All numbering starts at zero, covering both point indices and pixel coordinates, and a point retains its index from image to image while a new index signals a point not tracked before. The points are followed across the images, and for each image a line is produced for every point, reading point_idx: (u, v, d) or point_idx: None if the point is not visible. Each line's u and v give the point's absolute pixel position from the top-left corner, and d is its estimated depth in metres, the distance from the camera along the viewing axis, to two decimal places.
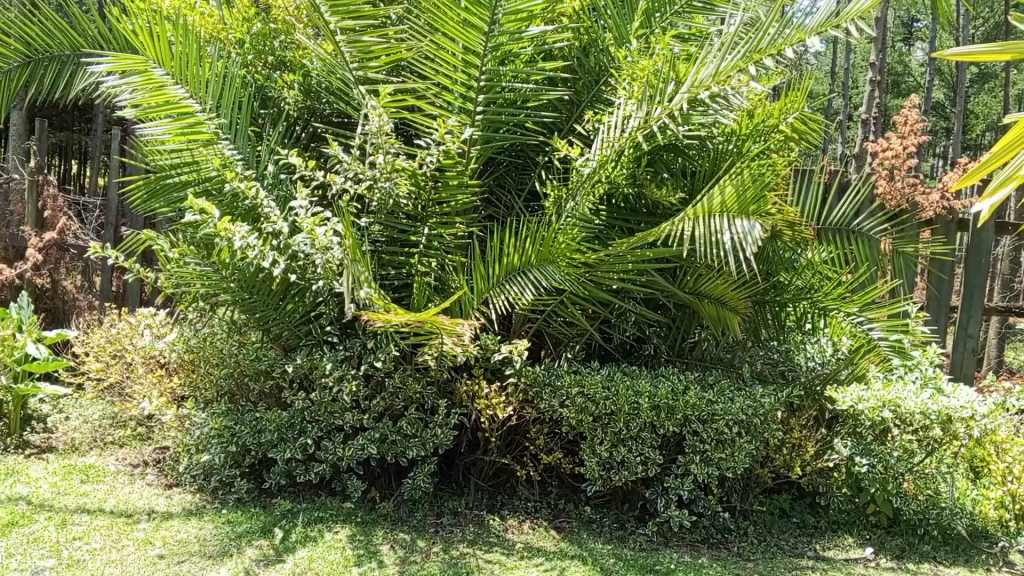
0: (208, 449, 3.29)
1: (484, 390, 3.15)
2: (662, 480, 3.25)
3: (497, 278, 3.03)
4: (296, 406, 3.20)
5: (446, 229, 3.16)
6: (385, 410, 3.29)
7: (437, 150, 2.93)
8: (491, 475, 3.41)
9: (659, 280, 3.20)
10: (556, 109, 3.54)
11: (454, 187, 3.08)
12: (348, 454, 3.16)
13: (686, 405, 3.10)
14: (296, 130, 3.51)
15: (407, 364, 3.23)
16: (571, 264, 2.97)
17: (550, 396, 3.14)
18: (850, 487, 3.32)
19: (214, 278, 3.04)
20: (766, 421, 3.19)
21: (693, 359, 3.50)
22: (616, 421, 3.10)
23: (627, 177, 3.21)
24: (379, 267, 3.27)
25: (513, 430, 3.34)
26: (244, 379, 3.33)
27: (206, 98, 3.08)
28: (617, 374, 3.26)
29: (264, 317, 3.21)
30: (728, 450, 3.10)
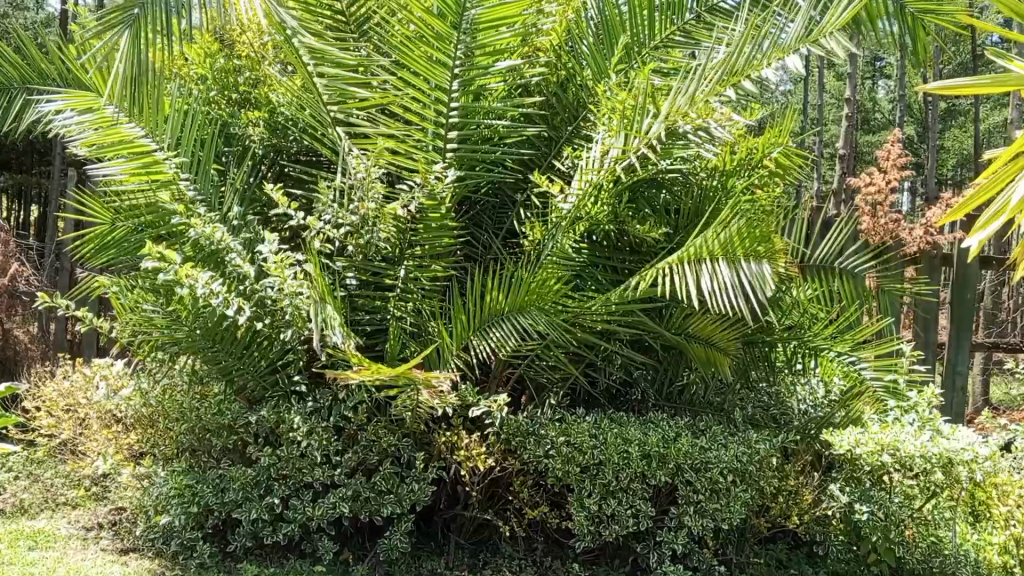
0: (167, 510, 3.06)
1: (464, 442, 2.97)
2: (654, 533, 3.08)
3: (477, 323, 2.86)
4: (262, 463, 3.00)
5: (423, 271, 3.00)
6: (359, 465, 3.09)
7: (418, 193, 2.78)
8: (472, 531, 3.21)
9: (646, 321, 3.06)
10: (533, 145, 3.40)
11: (432, 228, 2.92)
12: (319, 513, 2.96)
13: (678, 453, 2.95)
14: (261, 169, 3.34)
15: (381, 415, 3.04)
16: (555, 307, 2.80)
17: (534, 446, 2.96)
18: (849, 535, 3.17)
19: (171, 327, 2.81)
20: (762, 468, 3.03)
21: (683, 404, 3.34)
22: (605, 472, 2.93)
23: (610, 214, 3.06)
24: (350, 312, 3.08)
25: (494, 483, 3.15)
26: (206, 434, 3.12)
27: (164, 136, 2.90)
28: (604, 421, 3.09)
29: (227, 368, 3.01)
30: (723, 501, 2.94)
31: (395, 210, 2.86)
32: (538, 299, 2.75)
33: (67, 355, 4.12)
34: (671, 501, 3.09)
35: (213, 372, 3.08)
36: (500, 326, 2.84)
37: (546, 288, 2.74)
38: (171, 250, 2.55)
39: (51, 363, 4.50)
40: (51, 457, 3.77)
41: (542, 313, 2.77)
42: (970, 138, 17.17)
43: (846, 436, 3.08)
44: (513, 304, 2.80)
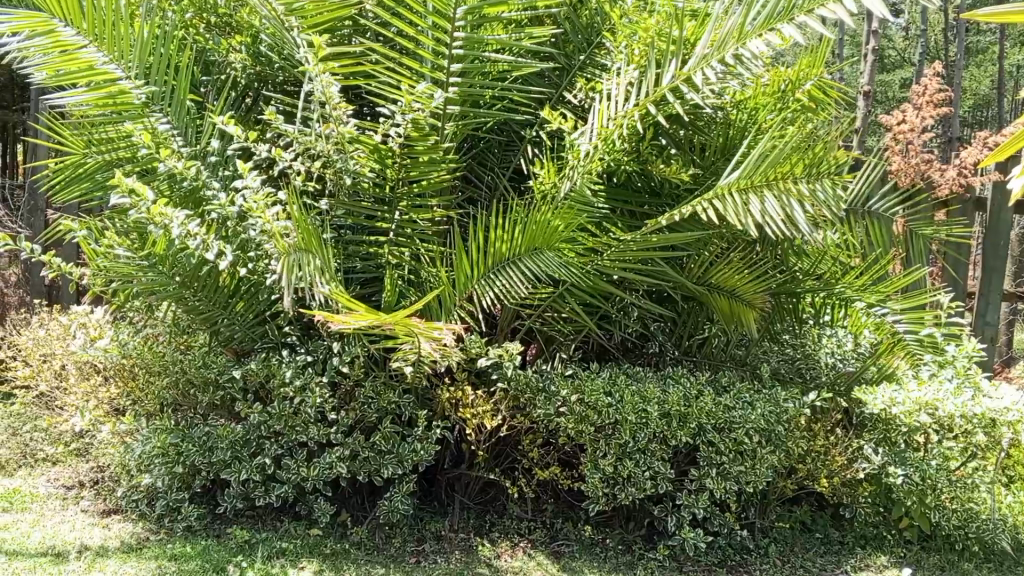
0: (150, 470, 2.86)
1: (469, 399, 2.75)
2: (672, 495, 2.88)
3: (482, 271, 2.61)
4: (251, 421, 2.78)
5: (421, 213, 2.74)
6: (356, 423, 2.87)
7: (403, 121, 2.46)
8: (478, 491, 3.02)
9: (669, 271, 2.78)
10: (542, 76, 3.09)
11: (425, 164, 2.62)
12: (313, 474, 2.75)
13: (700, 412, 2.72)
14: (247, 102, 3.05)
15: (380, 370, 2.82)
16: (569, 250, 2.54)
17: (544, 403, 2.73)
18: (879, 498, 2.97)
19: (148, 273, 2.59)
20: (790, 428, 2.82)
21: (702, 359, 3.10)
22: (622, 432, 2.70)
23: (629, 152, 2.76)
24: (344, 260, 2.84)
25: (503, 442, 2.95)
26: (190, 390, 2.90)
27: (131, 62, 2.60)
28: (620, 376, 2.89)
29: (212, 318, 2.78)
30: (748, 463, 2.74)
31: (391, 149, 2.58)
32: (552, 245, 2.50)
33: (43, 301, 3.85)
34: (691, 462, 2.89)
35: (195, 323, 2.84)
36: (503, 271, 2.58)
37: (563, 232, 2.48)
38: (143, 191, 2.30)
39: (29, 310, 4.22)
40: (28, 411, 3.55)
41: (554, 258, 2.52)
42: (985, 77, 16.69)
43: (881, 394, 2.86)
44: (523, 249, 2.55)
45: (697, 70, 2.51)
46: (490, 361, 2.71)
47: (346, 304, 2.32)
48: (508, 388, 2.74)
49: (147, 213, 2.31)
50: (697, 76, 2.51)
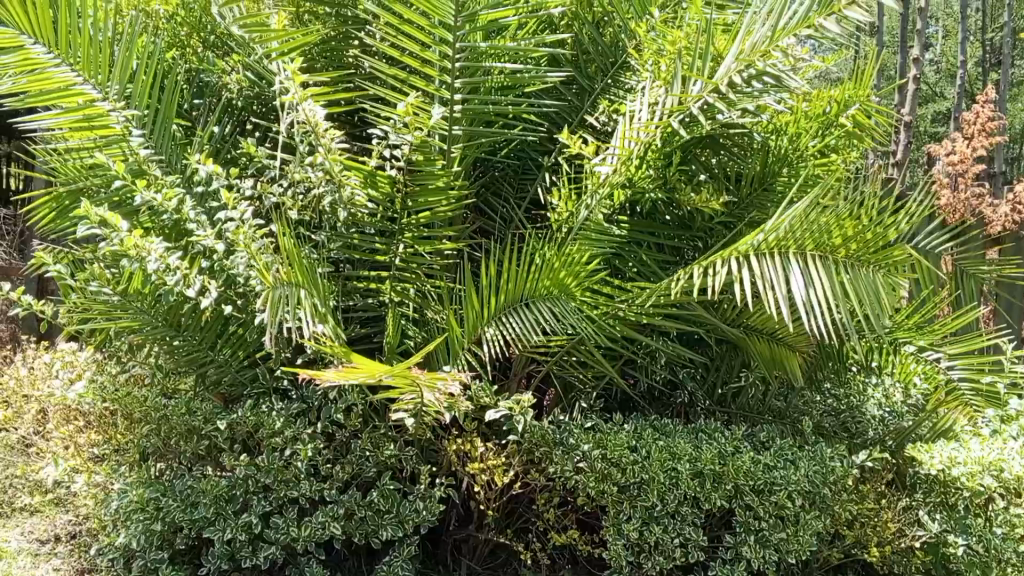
0: (126, 526, 2.59)
1: (478, 453, 2.48)
2: (704, 563, 2.58)
3: (492, 313, 2.36)
4: (237, 474, 2.52)
5: (426, 246, 2.49)
6: (353, 477, 2.61)
7: (398, 142, 2.22)
8: (487, 553, 2.73)
9: (703, 315, 2.52)
10: (560, 98, 2.83)
11: (431, 189, 2.37)
12: (304, 534, 2.48)
13: (737, 472, 2.44)
14: (244, 127, 2.83)
15: (380, 421, 2.56)
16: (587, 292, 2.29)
17: (561, 459, 2.45)
18: (936, 568, 2.66)
19: (125, 312, 2.36)
20: (837, 490, 2.52)
21: (737, 410, 2.80)
22: (648, 493, 2.42)
23: (656, 181, 2.51)
24: (343, 298, 2.60)
25: (516, 500, 2.67)
26: (173, 439, 2.65)
27: (110, 83, 2.39)
28: (647, 429, 2.61)
29: (196, 360, 2.54)
30: (791, 529, 2.45)
31: (390, 174, 2.34)
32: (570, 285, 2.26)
33: (31, 338, 3.65)
34: (725, 526, 2.59)
35: (179, 365, 2.60)
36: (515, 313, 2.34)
37: (582, 273, 2.24)
38: (113, 220, 2.10)
39: (17, 345, 4.02)
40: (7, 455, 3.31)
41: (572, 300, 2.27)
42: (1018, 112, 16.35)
43: (938, 452, 2.56)
44: (538, 290, 2.31)
45: (727, 81, 2.24)
46: (501, 413, 2.44)
47: (340, 353, 2.07)
48: (522, 441, 2.47)
49: (117, 244, 2.11)
50: (726, 88, 2.24)
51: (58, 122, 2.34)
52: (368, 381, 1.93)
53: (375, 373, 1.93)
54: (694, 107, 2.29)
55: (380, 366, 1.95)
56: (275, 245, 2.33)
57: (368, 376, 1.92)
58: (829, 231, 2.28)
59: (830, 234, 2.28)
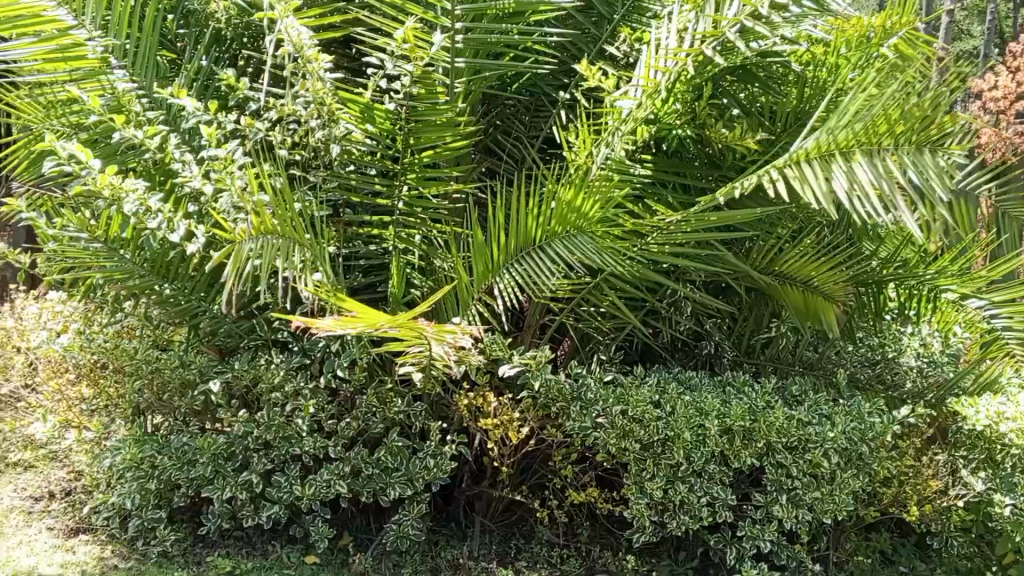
0: (120, 486, 2.45)
1: (491, 409, 2.32)
2: (732, 524, 2.43)
3: (504, 258, 2.18)
4: (235, 431, 2.37)
5: (433, 187, 2.30)
6: (359, 434, 2.46)
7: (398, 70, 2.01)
8: (501, 512, 2.59)
9: (733, 260, 2.32)
10: (578, 26, 2.60)
11: (438, 124, 2.18)
12: (308, 494, 2.33)
13: (768, 429, 2.28)
14: (236, 59, 2.62)
15: (385, 375, 2.40)
16: (607, 234, 2.10)
17: (579, 415, 2.29)
18: (977, 527, 2.51)
19: (107, 258, 2.20)
20: (875, 448, 2.36)
21: (765, 362, 2.63)
22: (673, 451, 2.26)
23: (683, 117, 2.30)
24: (345, 244, 2.43)
25: (532, 457, 2.52)
26: (167, 394, 2.49)
27: (84, 9, 2.18)
28: (670, 381, 2.44)
29: (188, 310, 2.39)
30: (825, 489, 2.29)
31: (393, 110, 2.15)
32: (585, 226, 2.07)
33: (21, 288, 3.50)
34: (754, 484, 2.43)
35: (171, 318, 2.44)
36: (527, 259, 2.16)
37: (598, 211, 2.05)
38: (84, 158, 1.95)
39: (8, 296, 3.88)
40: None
41: (586, 243, 2.09)
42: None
43: (984, 407, 2.39)
44: (552, 231, 2.13)
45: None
46: (516, 367, 2.29)
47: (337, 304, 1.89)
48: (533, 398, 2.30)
49: (91, 184, 1.97)
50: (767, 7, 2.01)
51: (32, 53, 2.13)
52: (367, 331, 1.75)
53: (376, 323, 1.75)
54: (727, 30, 2.07)
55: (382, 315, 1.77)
56: (267, 186, 2.16)
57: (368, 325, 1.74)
58: (872, 121, 1.94)
59: (874, 122, 1.92)
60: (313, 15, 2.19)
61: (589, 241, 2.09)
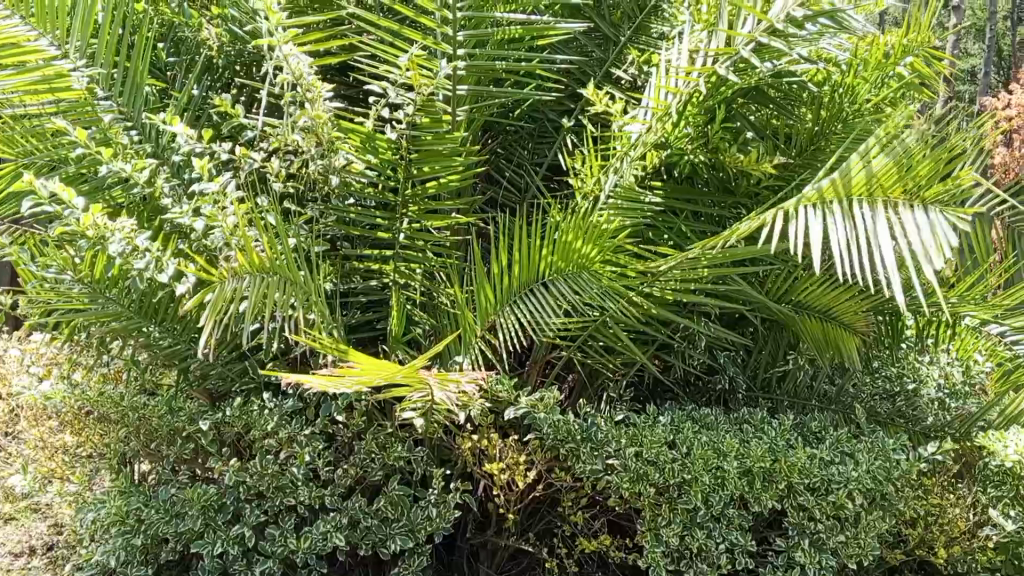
0: (104, 542, 2.31)
1: (497, 453, 2.21)
2: (752, 570, 2.30)
3: (510, 295, 2.08)
4: (227, 481, 2.24)
5: (434, 220, 2.20)
6: (357, 482, 2.33)
7: (398, 98, 1.92)
8: (507, 561, 2.45)
9: (748, 291, 2.22)
10: (581, 51, 2.52)
11: (439, 155, 2.08)
12: (304, 547, 2.20)
13: (790, 469, 2.16)
14: (226, 92, 2.53)
15: (384, 419, 2.28)
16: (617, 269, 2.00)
17: (590, 458, 2.18)
18: (1007, 568, 2.38)
19: (92, 301, 2.07)
20: (901, 486, 2.25)
21: (781, 396, 2.51)
22: (690, 494, 2.14)
23: (694, 142, 2.17)
24: (343, 281, 2.32)
25: (539, 503, 2.40)
26: (154, 442, 2.36)
27: (69, 38, 2.08)
28: (684, 420, 2.33)
29: (177, 352, 2.27)
30: (851, 532, 2.17)
31: (393, 141, 2.05)
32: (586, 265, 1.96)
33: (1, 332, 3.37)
34: (774, 527, 2.31)
35: (159, 361, 2.32)
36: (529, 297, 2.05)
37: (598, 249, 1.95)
38: (67, 197, 1.84)
39: None
40: None
41: (596, 278, 1.98)
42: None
43: (1013, 441, 2.28)
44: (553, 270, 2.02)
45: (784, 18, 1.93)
46: (522, 410, 2.17)
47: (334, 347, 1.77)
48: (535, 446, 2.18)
49: (74, 224, 1.85)
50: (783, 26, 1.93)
51: (12, 84, 2.00)
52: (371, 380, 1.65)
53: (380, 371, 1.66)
54: (742, 50, 1.98)
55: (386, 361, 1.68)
56: (259, 222, 2.05)
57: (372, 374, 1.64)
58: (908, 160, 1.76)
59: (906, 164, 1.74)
60: (309, 42, 2.09)
61: (598, 276, 1.99)
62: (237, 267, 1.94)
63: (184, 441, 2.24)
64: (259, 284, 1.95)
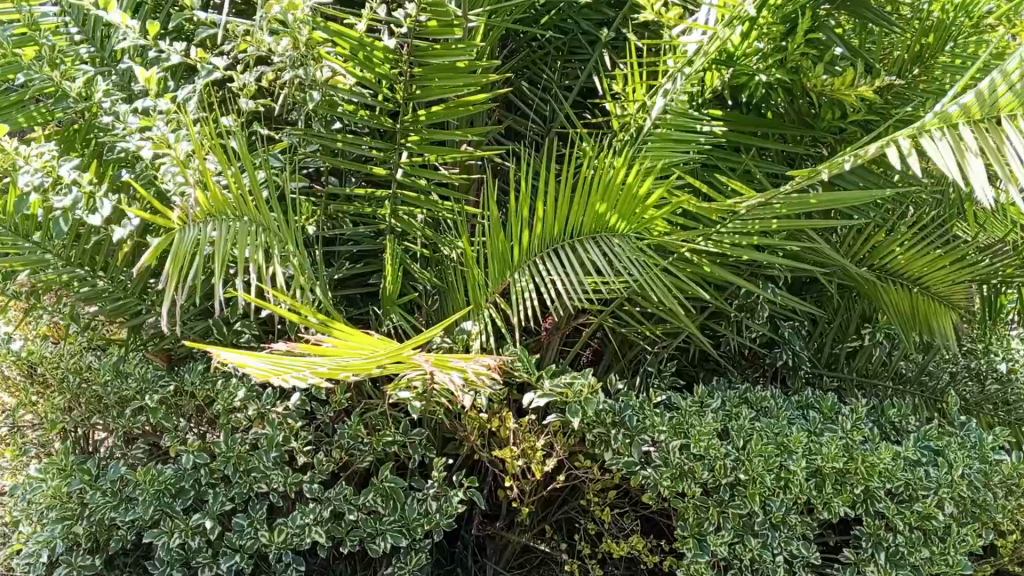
0: (40, 528, 1.93)
1: (511, 437, 1.83)
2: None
3: (529, 252, 1.65)
4: (185, 462, 1.86)
5: (440, 154, 1.76)
6: (341, 465, 1.94)
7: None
8: (518, 558, 2.08)
9: (827, 252, 1.77)
10: None
11: (445, 72, 1.62)
12: (279, 542, 1.81)
13: (869, 471, 1.77)
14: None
15: (374, 393, 1.89)
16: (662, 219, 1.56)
17: (625, 449, 1.79)
18: None
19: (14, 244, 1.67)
20: (998, 492, 1.86)
21: (850, 375, 2.10)
22: (746, 498, 1.75)
23: (766, 60, 1.67)
24: (328, 226, 1.90)
25: (560, 493, 2.02)
26: (101, 411, 1.97)
27: None
28: (737, 405, 1.94)
29: (125, 308, 1.88)
30: (939, 547, 1.79)
31: (393, 50, 1.60)
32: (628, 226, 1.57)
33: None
34: (840, 533, 1.92)
35: (105, 318, 1.93)
36: (553, 260, 1.65)
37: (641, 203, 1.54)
38: None
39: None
40: None
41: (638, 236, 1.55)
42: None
43: None
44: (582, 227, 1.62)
45: None
46: (545, 397, 1.75)
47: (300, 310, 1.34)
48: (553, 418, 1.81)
49: None
50: None
51: None
52: (332, 375, 1.23)
53: (345, 364, 1.24)
54: None
55: (357, 343, 1.26)
56: (218, 151, 1.63)
57: (332, 366, 1.23)
58: None
59: None
60: None
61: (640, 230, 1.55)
62: (194, 213, 1.53)
63: (132, 414, 1.85)
64: (219, 233, 1.53)
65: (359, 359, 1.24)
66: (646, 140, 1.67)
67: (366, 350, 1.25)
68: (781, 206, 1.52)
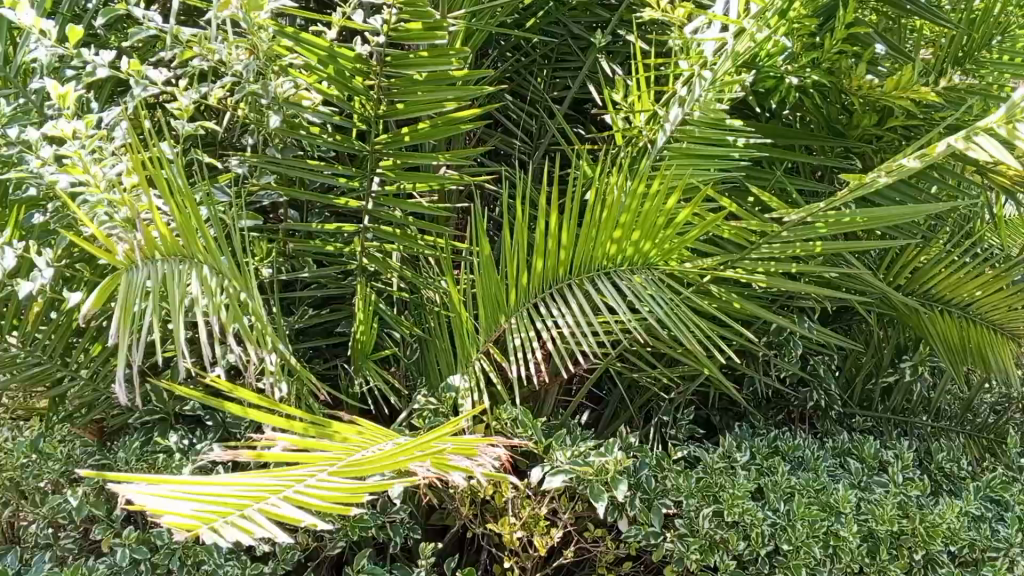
0: None
1: (510, 509, 1.54)
2: None
3: (528, 292, 1.39)
4: (120, 558, 1.54)
5: (417, 180, 1.49)
6: (309, 550, 1.64)
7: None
8: None
9: (868, 278, 1.54)
10: None
11: (424, 86, 1.35)
12: None
13: (930, 533, 1.52)
14: None
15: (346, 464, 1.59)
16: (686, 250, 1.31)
17: (646, 519, 1.51)
18: None
19: None
20: None
21: (884, 414, 1.86)
22: (789, 571, 1.48)
23: (796, 59, 1.44)
24: (286, 267, 1.62)
25: (566, 567, 1.74)
26: (18, 498, 1.64)
27: None
28: (769, 457, 1.68)
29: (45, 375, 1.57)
30: None
31: (368, 62, 1.31)
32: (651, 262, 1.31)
33: None
34: None
35: (23, 388, 1.63)
36: (557, 303, 1.38)
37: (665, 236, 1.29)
38: None
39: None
40: None
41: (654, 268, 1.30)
42: None
43: None
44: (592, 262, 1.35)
45: None
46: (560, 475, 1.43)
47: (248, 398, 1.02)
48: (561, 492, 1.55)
49: None
50: None
51: None
52: (294, 521, 0.88)
53: (307, 499, 0.90)
54: None
55: (318, 459, 0.94)
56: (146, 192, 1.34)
57: (292, 515, 0.86)
58: None
59: None
60: None
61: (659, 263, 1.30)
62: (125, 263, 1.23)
63: (54, 504, 1.54)
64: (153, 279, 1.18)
65: (327, 487, 0.92)
66: (660, 157, 1.43)
67: (332, 468, 0.94)
68: (824, 229, 1.27)
